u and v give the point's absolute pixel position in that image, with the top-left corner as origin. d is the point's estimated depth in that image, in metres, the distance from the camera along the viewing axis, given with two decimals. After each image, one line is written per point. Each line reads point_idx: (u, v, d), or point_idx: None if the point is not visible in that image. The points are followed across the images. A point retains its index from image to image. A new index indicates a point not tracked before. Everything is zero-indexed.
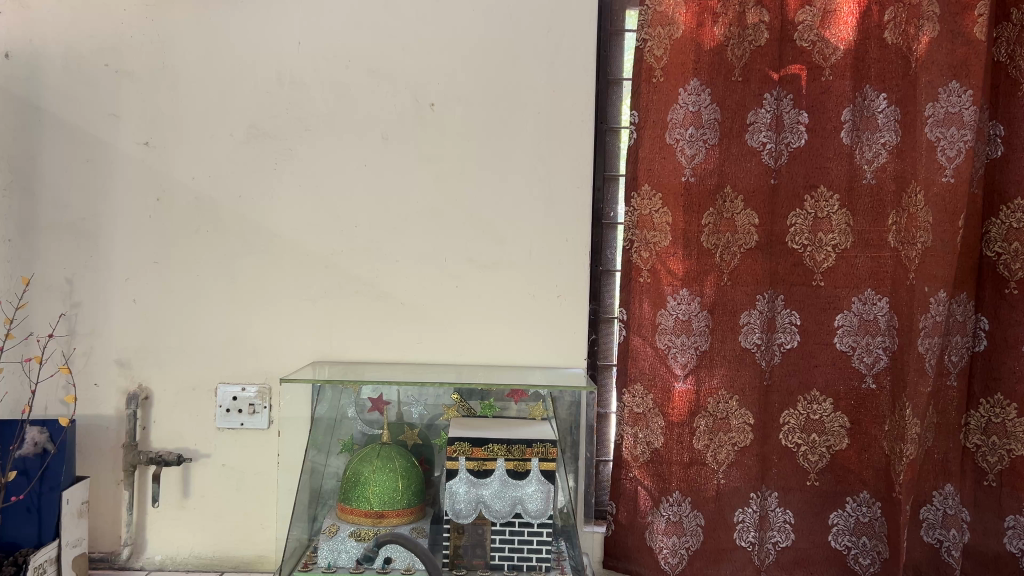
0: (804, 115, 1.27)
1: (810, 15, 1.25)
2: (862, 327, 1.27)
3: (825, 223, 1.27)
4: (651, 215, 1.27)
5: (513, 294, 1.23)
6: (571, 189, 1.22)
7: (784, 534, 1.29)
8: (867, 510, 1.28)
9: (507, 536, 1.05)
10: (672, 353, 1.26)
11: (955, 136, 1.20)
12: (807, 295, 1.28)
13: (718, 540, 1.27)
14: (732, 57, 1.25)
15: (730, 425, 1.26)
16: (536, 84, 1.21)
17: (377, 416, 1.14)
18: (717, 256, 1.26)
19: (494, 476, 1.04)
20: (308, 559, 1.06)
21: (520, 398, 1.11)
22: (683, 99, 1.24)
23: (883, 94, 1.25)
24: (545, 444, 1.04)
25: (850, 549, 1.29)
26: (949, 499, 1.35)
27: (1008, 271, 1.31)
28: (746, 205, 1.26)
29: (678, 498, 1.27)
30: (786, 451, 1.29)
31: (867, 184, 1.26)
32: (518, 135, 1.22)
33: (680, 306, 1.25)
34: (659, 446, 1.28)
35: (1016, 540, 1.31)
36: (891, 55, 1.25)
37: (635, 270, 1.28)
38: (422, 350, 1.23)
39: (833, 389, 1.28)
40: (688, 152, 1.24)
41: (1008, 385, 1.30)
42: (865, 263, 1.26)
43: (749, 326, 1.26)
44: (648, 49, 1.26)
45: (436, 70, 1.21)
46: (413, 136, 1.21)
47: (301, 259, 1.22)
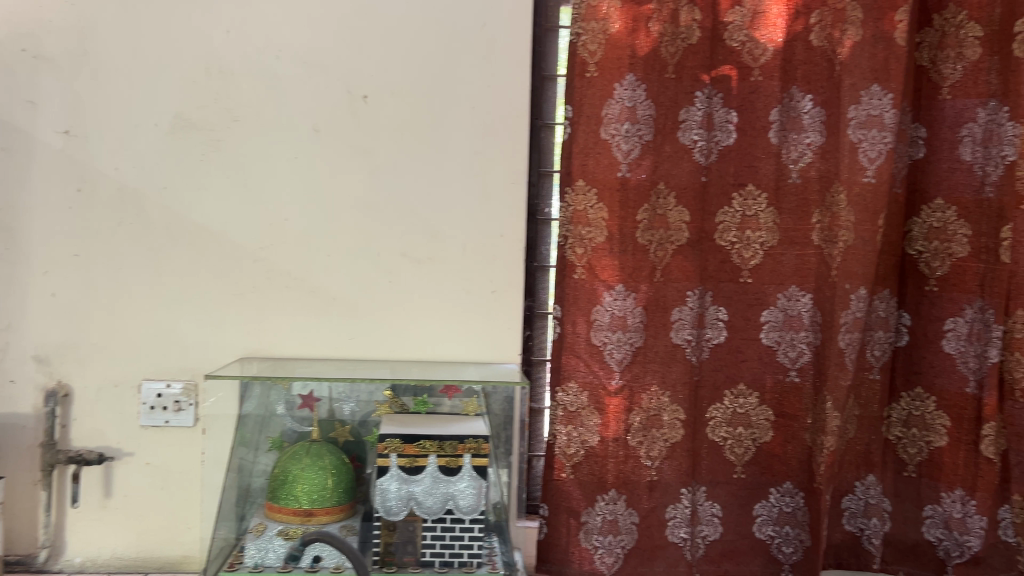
0: (733, 114, 1.29)
1: (740, 15, 1.27)
2: (787, 322, 1.30)
3: (753, 221, 1.29)
4: (586, 211, 1.27)
5: (447, 290, 1.23)
6: (506, 184, 1.22)
7: (712, 527, 1.32)
8: (790, 500, 1.32)
9: (439, 532, 1.05)
10: (609, 348, 1.26)
11: (876, 138, 1.24)
12: (734, 291, 1.30)
13: (651, 539, 1.29)
14: (666, 54, 1.26)
15: (662, 421, 1.28)
16: (471, 79, 1.21)
17: (308, 414, 1.12)
18: (651, 253, 1.27)
19: (426, 472, 1.03)
20: (234, 559, 1.06)
21: (454, 393, 1.12)
22: (619, 94, 1.25)
23: (810, 95, 1.28)
24: (478, 440, 1.04)
25: (774, 538, 1.32)
26: (871, 488, 1.38)
27: (929, 269, 1.36)
28: (678, 203, 1.27)
29: (613, 497, 1.28)
30: (713, 446, 1.31)
31: (793, 183, 1.28)
32: (453, 129, 1.21)
33: (616, 303, 1.26)
34: (595, 444, 1.28)
35: (934, 528, 1.36)
36: (817, 56, 1.27)
37: (569, 266, 1.27)
38: (354, 347, 1.22)
39: (759, 383, 1.31)
40: (624, 147, 1.25)
41: (928, 379, 1.36)
42: (791, 260, 1.29)
43: (680, 322, 1.28)
44: (583, 43, 1.25)
45: (370, 62, 1.19)
46: (345, 129, 1.20)
47: (229, 254, 1.20)
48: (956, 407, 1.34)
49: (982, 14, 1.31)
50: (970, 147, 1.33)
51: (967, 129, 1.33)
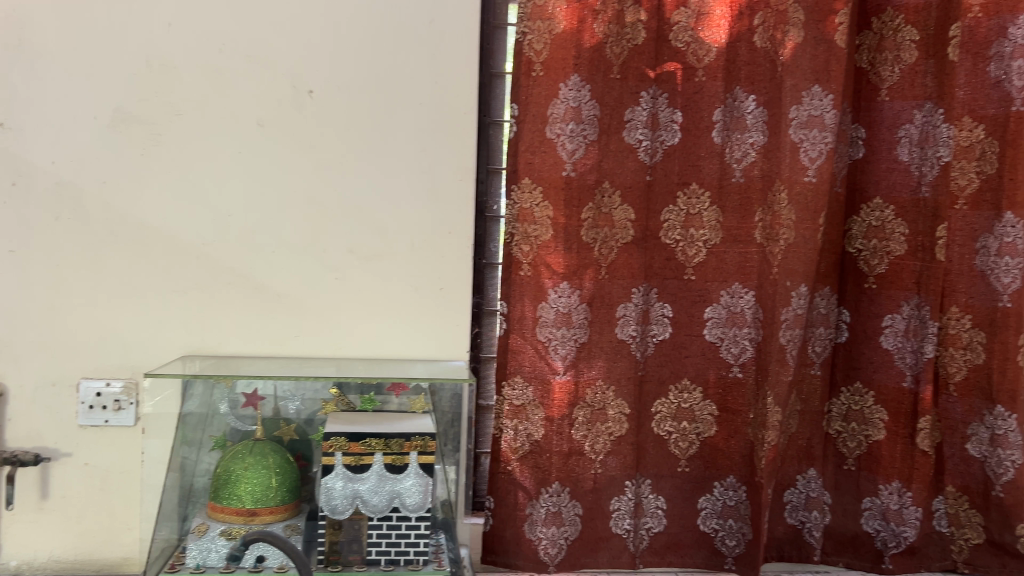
0: (678, 114, 1.31)
1: (686, 16, 1.28)
2: (730, 319, 1.32)
3: (697, 219, 1.31)
4: (531, 209, 1.27)
5: (394, 288, 1.22)
6: (453, 181, 1.22)
7: (656, 519, 1.34)
8: (733, 494, 1.34)
9: (384, 530, 1.05)
10: (553, 345, 1.27)
11: (816, 138, 1.26)
12: (679, 288, 1.33)
13: (595, 530, 1.31)
14: (611, 54, 1.26)
15: (606, 415, 1.29)
16: (419, 75, 1.20)
17: (251, 412, 1.10)
18: (596, 251, 1.28)
19: (371, 471, 1.02)
20: (174, 560, 1.04)
21: (401, 391, 1.11)
22: (564, 94, 1.25)
23: (753, 96, 1.29)
24: (424, 437, 1.04)
25: (717, 531, 1.35)
26: (812, 482, 1.41)
27: (868, 267, 1.39)
28: (623, 201, 1.29)
29: (556, 489, 1.28)
30: (658, 439, 1.34)
31: (735, 182, 1.31)
32: (401, 125, 1.20)
33: (561, 299, 1.27)
34: (539, 438, 1.28)
35: (872, 520, 1.40)
36: (760, 57, 1.28)
37: (515, 263, 1.28)
38: (298, 344, 1.21)
39: (703, 378, 1.33)
40: (569, 147, 1.25)
41: (867, 374, 1.39)
42: (733, 257, 1.31)
43: (625, 318, 1.30)
44: (529, 42, 1.25)
45: (315, 57, 1.18)
46: (290, 124, 1.18)
47: (171, 250, 1.18)
48: (894, 402, 1.38)
49: (918, 19, 1.35)
50: (907, 148, 1.37)
51: (904, 131, 1.36)
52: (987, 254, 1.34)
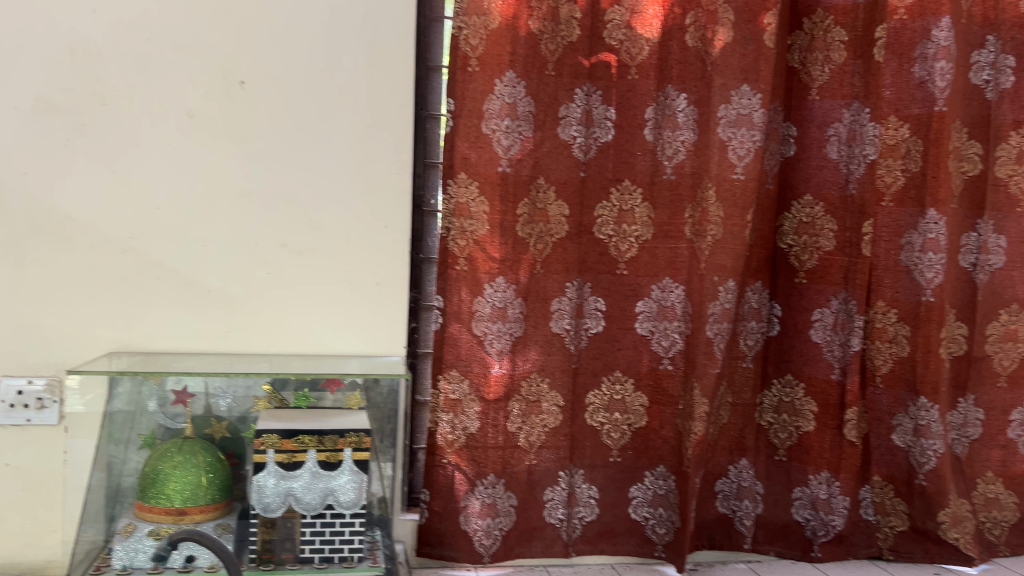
0: (611, 111, 1.32)
1: (619, 14, 1.30)
2: (661, 313, 1.34)
3: (629, 216, 1.33)
4: (467, 204, 1.26)
5: (329, 283, 1.21)
6: (389, 174, 1.22)
7: (589, 509, 1.36)
8: (664, 483, 1.36)
9: (318, 528, 1.03)
10: (489, 339, 1.28)
11: (745, 136, 1.30)
12: (611, 283, 1.34)
13: (529, 520, 1.33)
14: (546, 51, 1.28)
15: (541, 408, 1.32)
16: (354, 67, 1.19)
17: (181, 410, 1.09)
18: (532, 246, 1.30)
19: (305, 468, 1.01)
20: (100, 562, 1.01)
21: (337, 387, 1.09)
22: (499, 90, 1.25)
23: (684, 95, 1.31)
24: (359, 434, 1.03)
25: (648, 519, 1.37)
26: (743, 472, 1.44)
27: (798, 262, 1.42)
28: (557, 196, 1.31)
29: (492, 481, 1.29)
30: (591, 430, 1.35)
31: (667, 179, 1.32)
32: (334, 118, 1.19)
33: (496, 294, 1.28)
34: (475, 430, 1.29)
35: (802, 509, 1.43)
36: (690, 57, 1.30)
37: (451, 258, 1.27)
38: (230, 341, 1.19)
39: (634, 370, 1.36)
40: (504, 143, 1.26)
41: (797, 366, 1.43)
42: (664, 253, 1.33)
43: (559, 312, 1.32)
44: (465, 37, 1.24)
45: (246, 47, 1.16)
46: (220, 115, 1.16)
47: (97, 244, 1.15)
48: (822, 394, 1.41)
49: (846, 20, 1.38)
50: (836, 146, 1.40)
51: (833, 129, 1.40)
52: (912, 250, 1.39)
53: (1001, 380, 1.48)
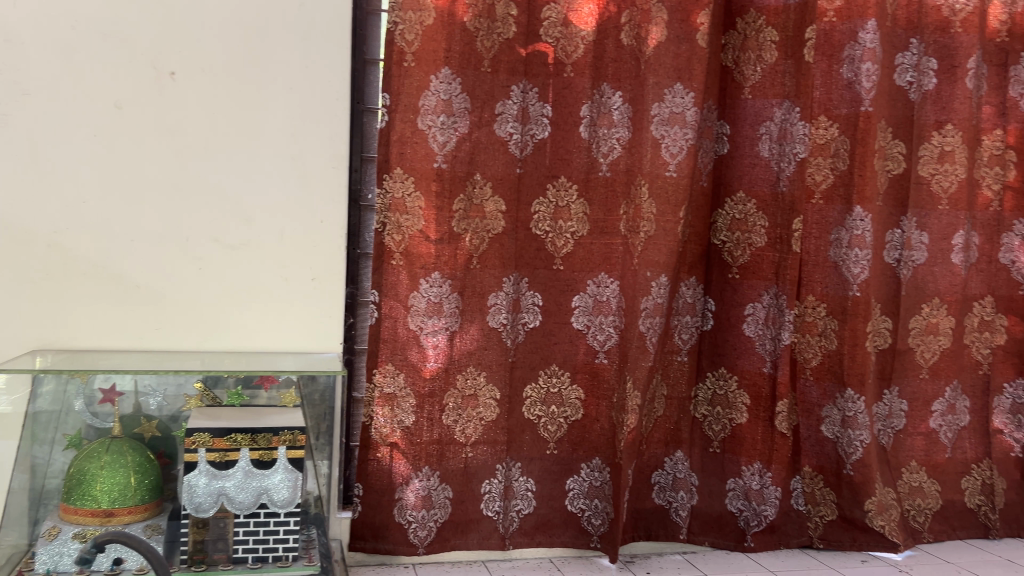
0: (547, 108, 1.33)
1: (555, 12, 1.31)
2: (596, 307, 1.36)
3: (565, 212, 1.35)
4: (403, 199, 1.26)
5: (264, 278, 1.19)
6: (324, 168, 1.20)
7: (526, 501, 1.37)
8: (599, 475, 1.39)
9: (251, 527, 1.02)
10: (424, 333, 1.28)
11: (678, 134, 1.33)
12: (548, 278, 1.35)
13: (465, 512, 1.33)
14: (482, 48, 1.28)
15: (477, 401, 1.32)
16: (288, 59, 1.17)
17: (108, 409, 1.04)
18: (467, 240, 1.30)
19: (237, 467, 0.99)
20: (23, 566, 1.00)
21: (271, 384, 1.08)
22: (435, 86, 1.26)
23: (619, 92, 1.33)
24: (294, 432, 1.01)
25: (584, 511, 1.39)
26: (679, 463, 1.46)
27: (731, 258, 1.45)
28: (494, 192, 1.31)
29: (427, 473, 1.30)
30: (528, 424, 1.36)
31: (602, 176, 1.34)
32: (268, 111, 1.17)
33: (432, 289, 1.28)
34: (411, 423, 1.29)
35: (736, 500, 1.46)
36: (625, 55, 1.32)
37: (387, 253, 1.27)
38: (161, 338, 1.17)
39: (570, 364, 1.37)
40: (440, 139, 1.26)
41: (730, 360, 1.46)
42: (599, 249, 1.36)
43: (496, 307, 1.32)
44: (399, 32, 1.23)
45: (176, 38, 1.13)
46: (150, 106, 1.13)
47: (19, 238, 1.11)
48: (754, 386, 1.45)
49: (778, 20, 1.41)
50: (768, 144, 1.42)
51: (765, 127, 1.42)
52: (840, 245, 1.44)
53: (923, 372, 1.54)
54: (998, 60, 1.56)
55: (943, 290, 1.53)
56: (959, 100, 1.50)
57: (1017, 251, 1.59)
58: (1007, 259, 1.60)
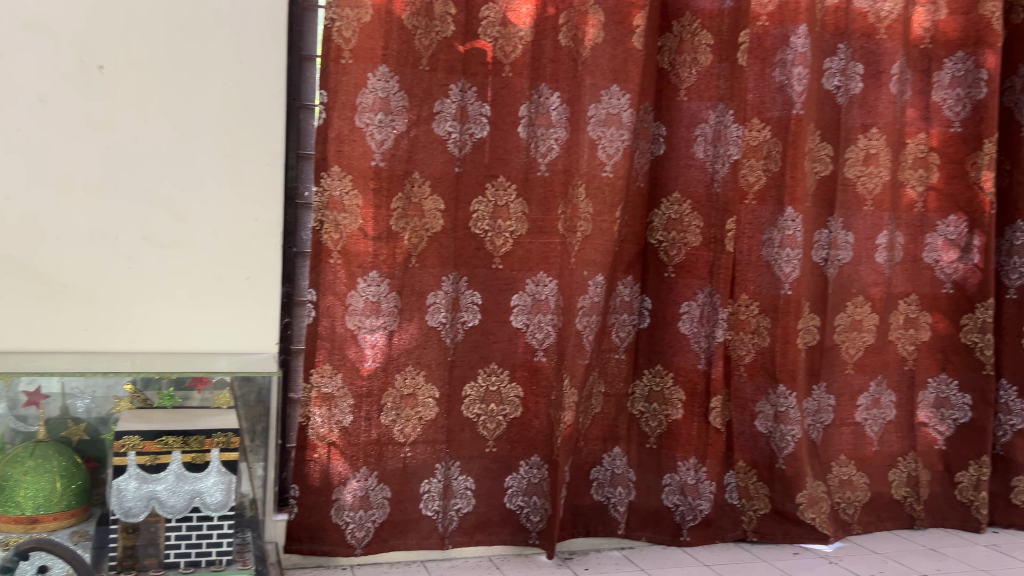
0: (486, 107, 1.33)
1: (493, 11, 1.31)
2: (535, 306, 1.37)
3: (504, 211, 1.35)
4: (340, 197, 1.25)
5: (197, 277, 1.17)
6: (258, 165, 1.18)
7: (465, 500, 1.37)
8: (537, 472, 1.40)
9: (184, 532, 1.00)
10: (362, 333, 1.27)
11: (614, 136, 1.34)
12: (487, 276, 1.35)
13: (405, 512, 1.33)
14: (420, 46, 1.28)
15: (416, 400, 1.32)
16: (221, 53, 1.15)
17: (33, 411, 1.00)
18: (406, 239, 1.29)
19: (169, 470, 0.98)
20: None
21: (204, 385, 1.05)
22: (372, 84, 1.25)
23: (557, 93, 1.34)
24: (226, 434, 1.00)
25: (523, 508, 1.40)
26: (617, 459, 1.47)
27: (667, 257, 1.47)
28: (433, 191, 1.31)
29: (365, 474, 1.29)
30: (467, 422, 1.36)
31: (540, 175, 1.36)
32: (201, 106, 1.15)
33: (370, 287, 1.27)
34: (348, 423, 1.28)
35: (672, 494, 1.48)
36: (563, 56, 1.33)
37: (325, 251, 1.26)
38: (89, 339, 1.14)
39: (510, 362, 1.38)
40: (378, 137, 1.25)
41: (667, 357, 1.48)
42: (537, 247, 1.37)
43: (435, 306, 1.32)
44: (337, 29, 1.22)
45: (104, 30, 1.10)
46: (77, 100, 1.10)
47: None
48: (689, 382, 1.48)
49: (712, 24, 1.43)
50: (702, 146, 1.45)
51: (699, 129, 1.45)
52: (772, 245, 1.48)
53: (848, 367, 1.59)
54: (922, 66, 1.62)
55: (869, 288, 1.59)
56: (883, 104, 1.56)
57: (940, 251, 1.65)
58: (931, 259, 1.65)
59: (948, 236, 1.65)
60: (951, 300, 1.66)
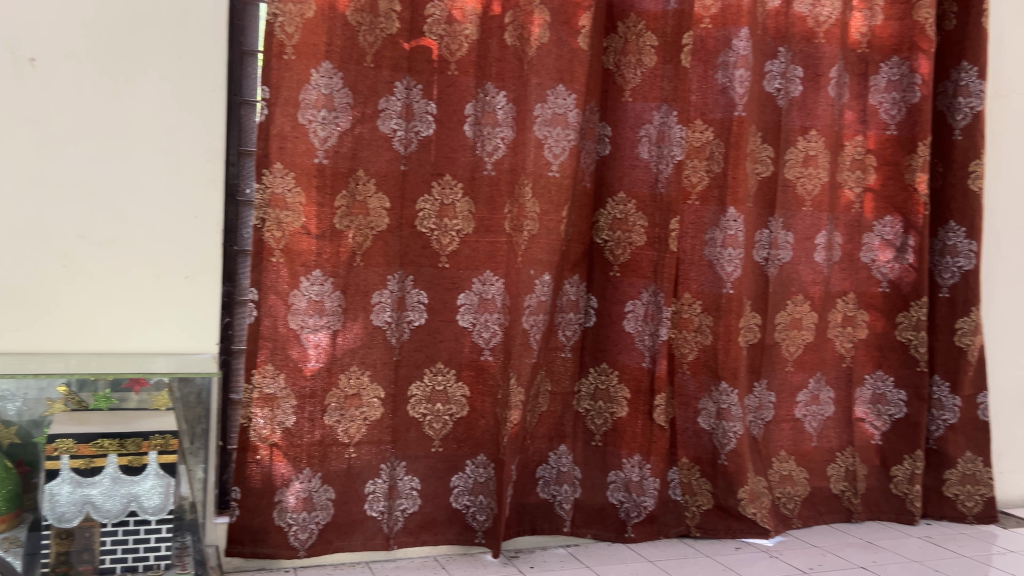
0: (431, 106, 1.32)
1: (438, 10, 1.31)
2: (482, 305, 1.38)
3: (450, 210, 1.35)
4: (283, 194, 1.23)
5: (135, 276, 1.14)
6: (198, 161, 1.16)
7: (411, 500, 1.36)
8: (484, 471, 1.40)
9: (120, 536, 0.97)
10: (306, 332, 1.26)
11: (560, 135, 1.36)
12: (433, 276, 1.35)
13: (349, 513, 1.32)
14: (364, 43, 1.26)
15: (360, 400, 1.31)
16: (160, 48, 1.13)
17: None
18: (350, 238, 1.28)
19: (104, 474, 0.95)
20: None
21: (142, 387, 1.02)
22: (315, 81, 1.23)
23: (502, 92, 1.34)
24: (165, 435, 0.98)
25: (469, 507, 1.40)
26: (563, 458, 1.48)
27: (613, 256, 1.48)
28: (377, 189, 1.30)
29: (308, 475, 1.27)
30: (413, 422, 1.35)
31: (487, 175, 1.36)
32: (138, 101, 1.12)
33: (313, 286, 1.25)
34: (291, 424, 1.26)
35: (617, 491, 1.50)
36: (508, 55, 1.33)
37: (267, 250, 1.23)
38: (21, 340, 1.10)
39: (456, 362, 1.38)
40: (321, 134, 1.24)
41: (612, 355, 1.50)
42: (484, 246, 1.37)
43: (380, 305, 1.31)
44: (279, 24, 1.20)
45: (37, 21, 1.07)
46: (8, 93, 1.06)
47: None
48: (634, 380, 1.49)
49: (657, 25, 1.45)
50: (646, 147, 1.47)
51: (644, 130, 1.47)
52: (714, 245, 1.50)
53: (789, 365, 1.62)
54: (859, 70, 1.66)
55: (808, 287, 1.62)
56: (821, 107, 1.60)
57: (877, 250, 1.70)
58: (868, 258, 1.70)
59: (884, 236, 1.70)
60: (887, 299, 1.71)
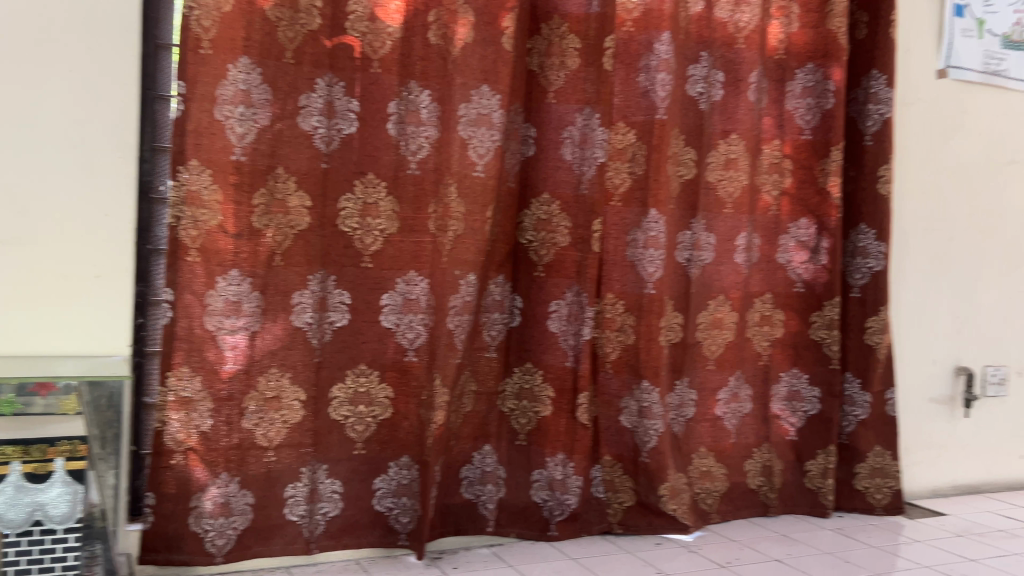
0: (354, 103, 1.31)
1: (362, 7, 1.29)
2: (406, 306, 1.37)
3: (373, 209, 1.33)
4: (199, 191, 1.20)
5: (40, 275, 1.10)
6: (109, 157, 1.12)
7: (332, 504, 1.34)
8: (408, 473, 1.39)
9: (24, 546, 0.98)
10: (221, 334, 1.23)
11: (485, 135, 1.36)
12: (356, 276, 1.33)
13: (268, 518, 1.29)
14: (284, 38, 1.24)
15: (280, 403, 1.28)
16: (69, 38, 1.09)
17: None
18: (269, 237, 1.25)
19: (7, 482, 0.96)
20: None
21: (49, 391, 0.97)
22: (232, 76, 1.20)
23: (426, 91, 1.34)
24: (72, 441, 0.99)
25: (392, 509, 1.38)
26: (487, 458, 1.48)
27: (537, 256, 1.49)
28: (298, 187, 1.27)
29: (225, 480, 1.24)
30: (335, 424, 1.33)
31: (410, 174, 1.35)
32: (45, 93, 1.08)
33: (230, 287, 1.22)
34: (208, 428, 1.23)
35: (541, 490, 1.50)
36: (432, 54, 1.33)
37: (182, 249, 1.20)
38: None
39: (379, 363, 1.36)
40: (238, 130, 1.22)
41: (536, 355, 1.50)
42: (407, 246, 1.36)
43: (301, 306, 1.29)
44: (196, 17, 1.18)
45: None
46: None
47: None
48: (558, 379, 1.50)
49: (579, 28, 1.47)
50: (570, 148, 1.49)
51: (568, 131, 1.48)
52: (636, 246, 1.52)
53: (709, 363, 1.66)
54: (777, 76, 1.70)
55: (727, 287, 1.67)
56: (741, 111, 1.64)
57: (793, 252, 1.75)
58: (784, 259, 1.74)
59: (799, 237, 1.74)
60: (802, 299, 1.76)
